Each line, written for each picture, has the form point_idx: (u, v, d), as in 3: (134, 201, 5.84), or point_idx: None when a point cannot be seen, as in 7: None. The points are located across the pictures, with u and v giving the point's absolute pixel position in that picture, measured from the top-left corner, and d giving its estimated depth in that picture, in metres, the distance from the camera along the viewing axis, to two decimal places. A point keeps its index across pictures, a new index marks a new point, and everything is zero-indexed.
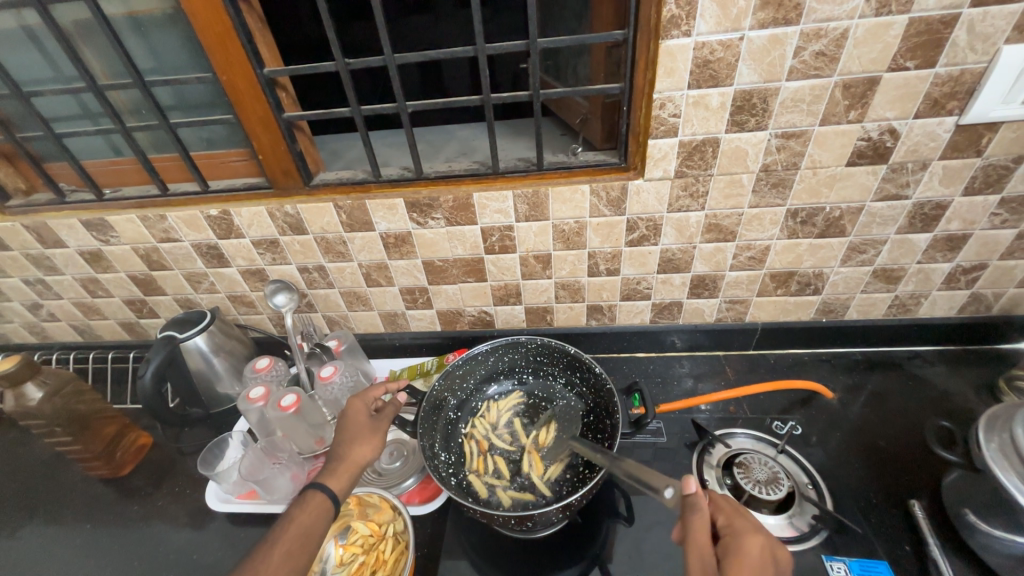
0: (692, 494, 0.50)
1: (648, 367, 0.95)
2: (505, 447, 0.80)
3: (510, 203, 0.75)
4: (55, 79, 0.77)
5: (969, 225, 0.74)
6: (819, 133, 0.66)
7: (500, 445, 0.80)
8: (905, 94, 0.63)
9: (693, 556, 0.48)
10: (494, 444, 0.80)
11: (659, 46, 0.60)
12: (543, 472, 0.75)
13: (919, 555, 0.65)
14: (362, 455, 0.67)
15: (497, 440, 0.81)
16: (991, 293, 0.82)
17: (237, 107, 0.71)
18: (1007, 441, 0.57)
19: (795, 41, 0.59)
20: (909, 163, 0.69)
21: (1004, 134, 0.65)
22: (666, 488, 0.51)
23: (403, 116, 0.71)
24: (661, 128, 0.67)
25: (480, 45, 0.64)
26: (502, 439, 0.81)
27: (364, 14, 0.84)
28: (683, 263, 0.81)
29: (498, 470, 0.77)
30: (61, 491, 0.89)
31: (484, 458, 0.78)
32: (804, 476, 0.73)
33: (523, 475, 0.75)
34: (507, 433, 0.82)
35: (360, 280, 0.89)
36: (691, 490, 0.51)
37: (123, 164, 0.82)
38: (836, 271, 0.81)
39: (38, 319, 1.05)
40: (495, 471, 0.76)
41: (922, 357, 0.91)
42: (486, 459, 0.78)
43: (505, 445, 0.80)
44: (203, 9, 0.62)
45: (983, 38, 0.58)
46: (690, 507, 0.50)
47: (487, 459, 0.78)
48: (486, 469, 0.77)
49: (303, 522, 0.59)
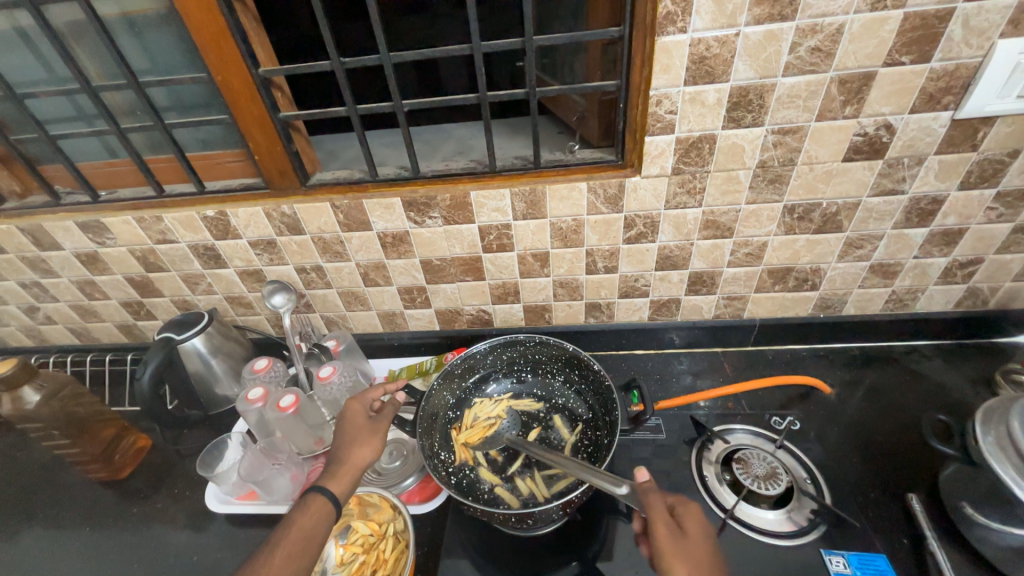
0: (645, 482, 0.57)
1: (647, 364, 0.95)
2: (492, 412, 0.83)
3: (507, 202, 0.75)
4: (49, 80, 0.77)
5: (965, 219, 0.74)
6: (815, 129, 0.66)
7: (493, 411, 0.84)
8: (901, 89, 0.63)
9: (659, 522, 0.53)
10: (486, 404, 0.85)
11: (655, 43, 0.60)
12: (477, 444, 0.80)
13: (917, 548, 0.65)
14: (361, 457, 0.67)
15: (495, 406, 0.84)
16: (987, 287, 0.83)
17: (231, 107, 0.71)
18: (1003, 434, 0.57)
19: (791, 37, 0.59)
20: (905, 158, 0.69)
21: (999, 128, 0.65)
22: (622, 486, 0.55)
23: (399, 115, 0.71)
24: (658, 125, 0.67)
25: (475, 43, 0.64)
26: (496, 408, 0.84)
27: (360, 13, 0.83)
28: (680, 260, 0.82)
29: (461, 422, 0.83)
30: (60, 493, 0.89)
31: (469, 410, 0.85)
32: (803, 471, 0.74)
33: (464, 436, 0.81)
34: (507, 408, 0.85)
35: (357, 280, 0.89)
36: (643, 479, 0.57)
37: (118, 166, 0.82)
38: (833, 266, 0.81)
39: (35, 323, 1.05)
40: (458, 422, 0.84)
41: (920, 352, 0.91)
42: (468, 412, 0.85)
43: (497, 420, 0.82)
44: (196, 9, 0.62)
45: (978, 32, 0.58)
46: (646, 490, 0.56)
47: (468, 414, 0.84)
48: (457, 422, 0.84)
49: (304, 526, 0.59)
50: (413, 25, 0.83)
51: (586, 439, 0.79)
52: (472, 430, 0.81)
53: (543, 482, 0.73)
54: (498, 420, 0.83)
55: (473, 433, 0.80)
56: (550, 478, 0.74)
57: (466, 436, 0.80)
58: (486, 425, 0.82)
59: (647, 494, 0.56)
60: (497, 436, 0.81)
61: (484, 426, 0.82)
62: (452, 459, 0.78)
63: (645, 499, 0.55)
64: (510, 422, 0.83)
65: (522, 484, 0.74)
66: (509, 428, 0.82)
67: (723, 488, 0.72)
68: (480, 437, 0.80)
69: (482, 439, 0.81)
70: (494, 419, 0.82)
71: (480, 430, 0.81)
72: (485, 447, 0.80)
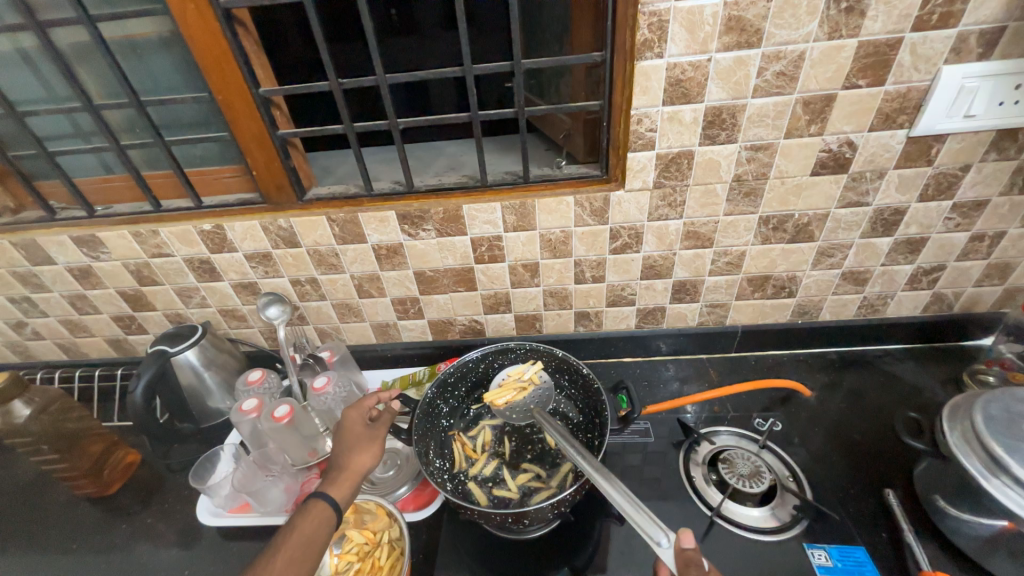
0: (689, 549, 0.51)
1: (635, 370, 0.98)
2: (526, 375, 0.85)
3: (498, 214, 0.79)
4: (48, 98, 0.78)
5: (926, 229, 0.79)
6: (784, 146, 0.71)
7: (528, 375, 0.85)
8: (860, 109, 0.68)
9: None
10: (522, 367, 0.87)
11: (634, 67, 0.65)
12: (503, 409, 0.83)
13: (895, 541, 0.68)
14: (360, 464, 0.68)
15: (530, 370, 0.86)
16: (951, 293, 0.87)
17: (232, 125, 0.73)
18: (968, 428, 0.61)
19: (757, 62, 0.64)
20: (867, 172, 0.73)
21: (951, 145, 0.71)
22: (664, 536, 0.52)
23: (394, 133, 0.75)
24: (638, 142, 0.71)
25: (467, 65, 0.68)
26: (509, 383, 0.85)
27: (355, 35, 0.86)
28: (664, 269, 0.85)
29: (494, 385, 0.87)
30: (47, 511, 0.89)
31: (506, 373, 0.87)
32: (785, 470, 0.77)
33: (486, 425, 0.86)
34: (541, 372, 0.87)
35: (352, 292, 0.91)
36: (687, 545, 0.51)
37: (115, 181, 0.84)
38: (808, 274, 0.85)
39: (23, 338, 1.05)
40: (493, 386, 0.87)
41: (892, 355, 0.95)
42: (505, 374, 0.87)
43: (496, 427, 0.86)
44: (201, 32, 0.65)
45: (925, 59, 0.63)
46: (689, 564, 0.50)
47: (506, 375, 0.87)
48: (457, 431, 0.87)
49: (305, 531, 0.60)
50: (405, 46, 0.87)
51: (577, 442, 0.82)
52: (502, 392, 0.83)
53: (529, 490, 0.76)
54: (528, 386, 0.84)
55: (502, 396, 0.83)
56: (544, 487, 0.76)
57: (494, 397, 0.83)
58: (516, 390, 0.84)
59: (687, 566, 0.50)
60: (523, 405, 0.84)
61: (514, 389, 0.84)
62: (448, 466, 0.81)
63: (682, 568, 0.51)
64: (540, 391, 0.85)
65: (513, 489, 0.76)
66: (537, 399, 0.84)
67: (710, 488, 0.75)
68: (507, 402, 0.83)
69: (509, 403, 0.83)
70: (526, 384, 0.84)
71: (510, 395, 0.83)
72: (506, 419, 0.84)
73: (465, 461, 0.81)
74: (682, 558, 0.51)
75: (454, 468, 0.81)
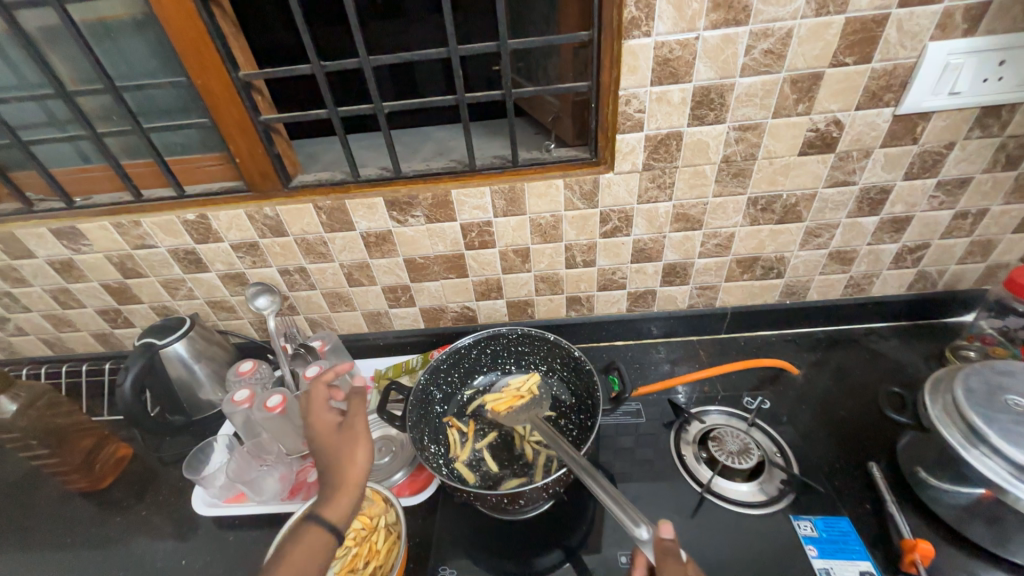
0: (668, 540, 0.52)
1: (627, 354, 0.99)
2: (525, 385, 0.87)
3: (487, 199, 0.78)
4: (19, 85, 0.76)
5: (911, 208, 0.80)
6: (772, 126, 0.71)
7: (527, 385, 0.87)
8: (847, 87, 0.68)
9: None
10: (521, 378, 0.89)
11: (622, 47, 0.64)
12: (503, 415, 0.84)
13: (878, 512, 0.70)
14: (355, 478, 0.59)
15: (530, 381, 0.87)
16: (935, 271, 0.89)
17: (212, 110, 0.71)
18: (949, 401, 0.63)
19: (745, 40, 0.64)
20: (854, 151, 0.74)
21: (936, 123, 0.71)
22: (642, 528, 0.53)
23: (379, 117, 0.73)
24: (627, 124, 0.70)
25: (452, 46, 0.67)
26: (509, 391, 0.87)
27: (338, 18, 0.84)
28: (654, 252, 0.85)
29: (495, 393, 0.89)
30: (38, 506, 0.88)
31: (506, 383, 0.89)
32: (773, 446, 0.78)
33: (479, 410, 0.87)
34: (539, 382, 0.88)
35: (341, 281, 0.90)
36: (667, 537, 0.53)
37: (93, 172, 0.82)
38: (796, 255, 0.86)
39: (6, 335, 1.03)
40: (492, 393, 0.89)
41: (878, 333, 0.97)
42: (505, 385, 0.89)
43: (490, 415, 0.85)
44: (175, 13, 0.63)
45: (911, 35, 0.63)
46: (665, 553, 0.52)
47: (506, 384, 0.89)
48: (449, 416, 0.87)
49: (297, 560, 0.54)
50: (389, 29, 0.85)
51: (570, 424, 0.83)
52: (502, 399, 0.85)
53: (521, 474, 0.77)
54: (527, 395, 0.86)
55: (501, 403, 0.85)
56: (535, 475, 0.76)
57: (494, 404, 0.85)
58: (516, 396, 0.85)
59: (664, 556, 0.52)
60: (523, 410, 0.85)
61: (514, 396, 0.86)
62: (442, 451, 0.81)
63: (660, 559, 0.52)
64: (540, 399, 0.86)
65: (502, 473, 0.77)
66: (534, 404, 0.85)
67: (701, 466, 0.77)
68: (507, 407, 0.85)
69: (508, 408, 0.85)
70: (525, 393, 0.86)
71: (509, 400, 0.85)
72: (501, 419, 0.84)
73: (457, 446, 0.82)
74: (660, 548, 0.52)
75: (449, 453, 0.81)
